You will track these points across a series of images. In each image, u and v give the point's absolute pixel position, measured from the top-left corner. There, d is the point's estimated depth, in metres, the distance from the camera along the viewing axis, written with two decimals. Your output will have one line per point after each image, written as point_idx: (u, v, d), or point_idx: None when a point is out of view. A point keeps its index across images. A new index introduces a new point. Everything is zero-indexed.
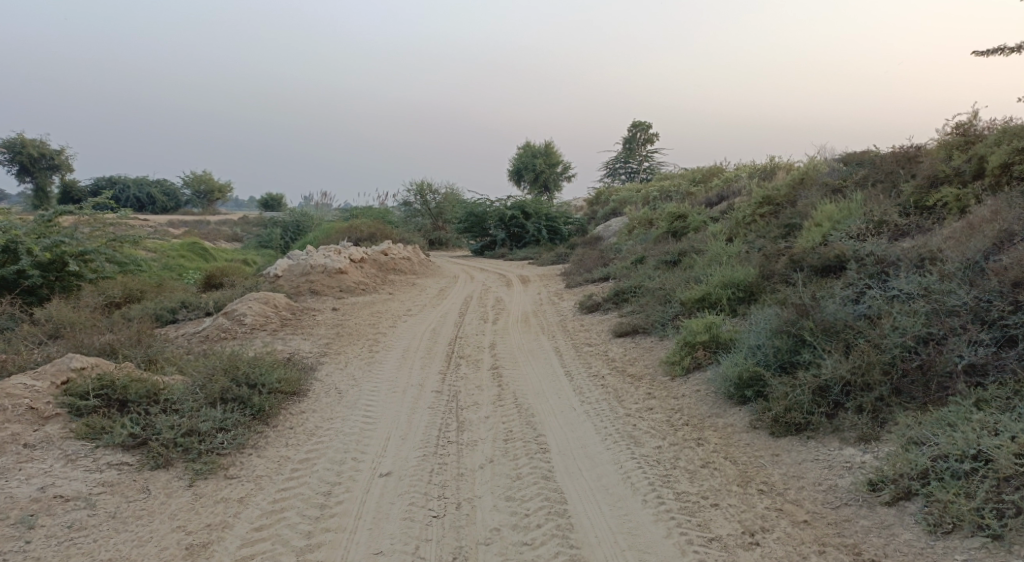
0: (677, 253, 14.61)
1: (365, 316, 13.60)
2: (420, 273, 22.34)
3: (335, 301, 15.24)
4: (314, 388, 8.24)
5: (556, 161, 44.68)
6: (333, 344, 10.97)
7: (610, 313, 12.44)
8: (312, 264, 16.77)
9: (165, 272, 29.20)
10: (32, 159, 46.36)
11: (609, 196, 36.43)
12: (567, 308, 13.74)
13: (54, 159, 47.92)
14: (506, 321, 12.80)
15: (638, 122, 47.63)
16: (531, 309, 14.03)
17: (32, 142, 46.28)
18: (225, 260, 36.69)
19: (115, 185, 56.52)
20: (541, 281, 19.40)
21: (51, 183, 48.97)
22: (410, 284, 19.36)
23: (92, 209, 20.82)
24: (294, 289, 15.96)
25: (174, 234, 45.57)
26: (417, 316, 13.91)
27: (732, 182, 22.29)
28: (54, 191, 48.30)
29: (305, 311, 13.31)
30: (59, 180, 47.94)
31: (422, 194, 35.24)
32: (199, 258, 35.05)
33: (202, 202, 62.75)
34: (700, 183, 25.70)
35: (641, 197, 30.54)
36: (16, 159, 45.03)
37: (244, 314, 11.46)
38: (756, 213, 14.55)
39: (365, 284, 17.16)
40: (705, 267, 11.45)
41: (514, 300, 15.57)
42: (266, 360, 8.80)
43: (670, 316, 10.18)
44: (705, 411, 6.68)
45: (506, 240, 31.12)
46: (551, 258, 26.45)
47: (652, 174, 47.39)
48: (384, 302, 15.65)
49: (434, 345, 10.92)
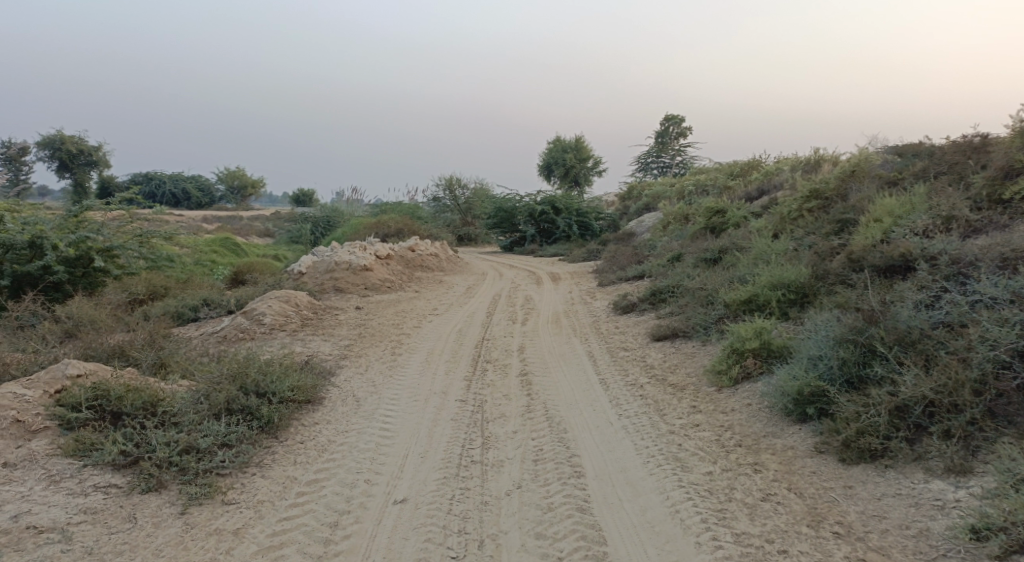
0: (718, 251, 13.85)
1: (389, 315, 13.04)
2: (448, 270, 21.79)
3: (359, 300, 14.71)
4: (331, 396, 7.66)
5: (587, 155, 43.87)
6: (355, 346, 10.42)
7: (646, 314, 11.75)
8: (337, 260, 16.28)
9: (194, 267, 29.05)
10: (71, 155, 46.82)
11: (642, 191, 35.55)
12: (601, 308, 13.08)
13: (91, 155, 48.34)
14: (537, 321, 12.18)
15: (671, 115, 46.60)
16: (562, 309, 13.39)
17: (69, 138, 46.67)
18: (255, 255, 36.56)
19: (149, 180, 56.91)
20: (573, 279, 18.74)
21: (88, 179, 49.40)
22: (437, 282, 18.80)
23: (119, 205, 20.58)
24: (318, 288, 15.47)
25: (206, 229, 45.66)
26: (444, 316, 13.32)
27: (773, 176, 21.41)
28: (91, 186, 48.68)
29: (328, 310, 12.78)
30: (96, 176, 48.30)
31: (452, 188, 34.72)
32: (229, 253, 34.95)
33: (234, 198, 63.01)
34: (737, 178, 24.78)
35: (675, 191, 29.70)
36: (54, 155, 45.50)
37: (263, 314, 10.95)
38: (802, 208, 13.73)
39: (391, 282, 16.64)
40: (750, 265, 10.71)
41: (545, 299, 14.94)
42: (281, 364, 8.26)
43: (713, 319, 9.48)
44: (758, 430, 5.99)
45: (536, 236, 30.47)
46: (582, 254, 25.76)
47: (685, 168, 46.34)
48: (410, 301, 15.08)
49: (460, 347, 10.32)
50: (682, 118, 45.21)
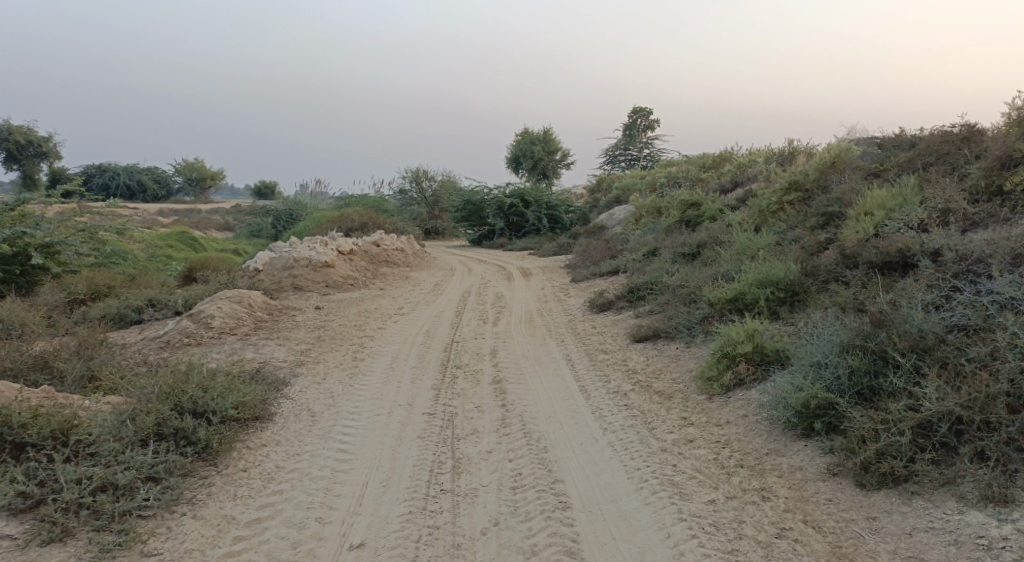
0: (695, 246, 13.30)
1: (351, 316, 12.24)
2: (415, 265, 21.02)
3: (319, 299, 13.88)
4: (281, 411, 6.87)
5: (555, 148, 43.24)
6: (313, 351, 9.65)
7: (625, 313, 11.13)
8: (296, 256, 15.42)
9: (148, 263, 27.87)
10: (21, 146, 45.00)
11: (611, 184, 35.01)
12: (575, 306, 12.45)
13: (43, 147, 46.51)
14: (508, 321, 11.52)
15: (638, 107, 46.12)
16: (534, 307, 12.74)
17: (19, 129, 44.84)
18: (215, 250, 35.35)
19: (105, 173, 55.02)
20: (544, 274, 18.11)
21: (40, 171, 47.53)
22: (402, 279, 18.00)
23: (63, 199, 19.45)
24: (275, 287, 14.60)
25: (164, 224, 44.18)
26: (410, 315, 12.58)
27: (746, 168, 20.99)
28: (43, 180, 46.83)
29: (285, 311, 11.96)
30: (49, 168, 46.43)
31: (418, 181, 33.86)
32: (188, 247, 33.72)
33: (194, 191, 61.29)
34: (709, 170, 24.31)
35: (645, 184, 29.21)
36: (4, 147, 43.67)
37: (212, 317, 10.12)
38: (782, 201, 13.23)
39: (354, 279, 15.83)
40: (733, 261, 10.14)
41: (516, 297, 14.25)
42: (225, 376, 7.48)
43: (698, 319, 8.89)
44: (759, 446, 5.38)
45: (504, 230, 29.79)
46: (552, 248, 25.15)
47: (653, 161, 45.93)
48: (374, 300, 14.29)
49: (427, 351, 9.61)
50: (650, 110, 44.83)
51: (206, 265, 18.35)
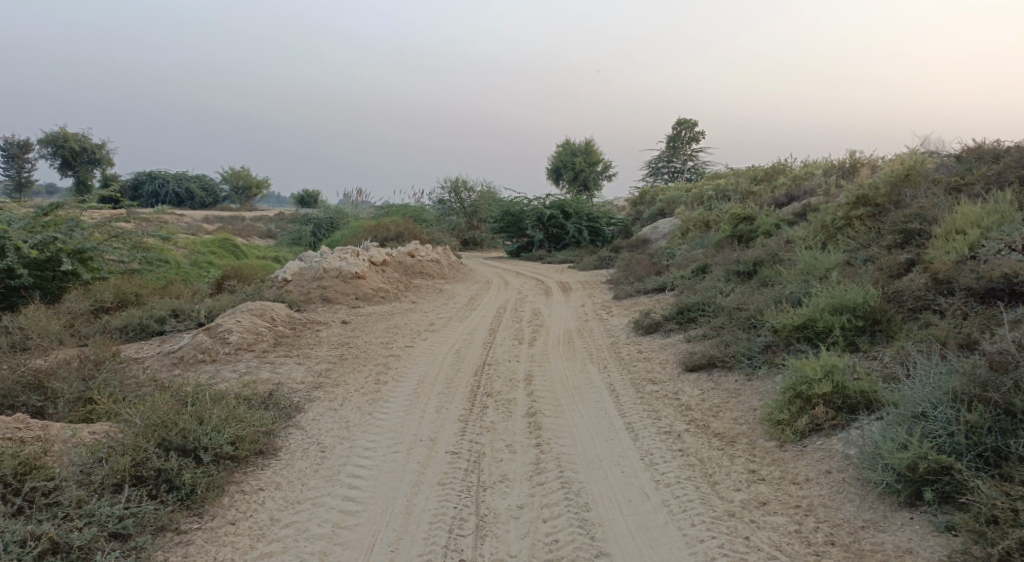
0: (751, 263, 12.30)
1: (379, 331, 11.48)
2: (450, 277, 20.28)
3: (347, 312, 13.19)
4: (287, 446, 6.09)
5: (597, 160, 42.34)
6: (334, 371, 8.90)
7: (674, 336, 10.19)
8: (326, 267, 14.76)
9: (186, 269, 27.67)
10: (73, 152, 45.71)
11: (655, 197, 33.96)
12: (619, 326, 11.55)
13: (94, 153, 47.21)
14: (546, 342, 10.66)
15: (683, 119, 45.01)
16: (574, 326, 11.87)
17: (73, 135, 45.59)
18: (254, 256, 35.18)
19: (152, 179, 55.66)
20: (585, 289, 17.22)
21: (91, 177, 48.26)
22: (437, 291, 17.25)
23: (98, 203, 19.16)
24: (303, 298, 13.95)
25: (206, 230, 44.35)
26: (442, 332, 11.79)
27: (801, 182, 19.86)
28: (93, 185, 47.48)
29: (309, 325, 11.26)
30: (99, 174, 47.08)
31: (458, 191, 33.25)
32: (228, 253, 33.61)
33: (238, 198, 61.74)
34: (760, 183, 23.19)
35: (691, 196, 28.13)
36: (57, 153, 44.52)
37: (229, 331, 9.43)
38: (848, 216, 12.16)
39: (386, 291, 15.12)
40: (797, 282, 9.16)
41: (555, 314, 13.39)
42: (230, 400, 6.73)
43: (759, 347, 7.94)
44: (851, 515, 4.58)
45: (544, 242, 28.95)
46: (593, 261, 24.24)
47: (697, 174, 44.72)
48: (405, 314, 13.54)
49: (457, 374, 8.81)
50: (694, 122, 43.69)
51: (238, 273, 17.86)
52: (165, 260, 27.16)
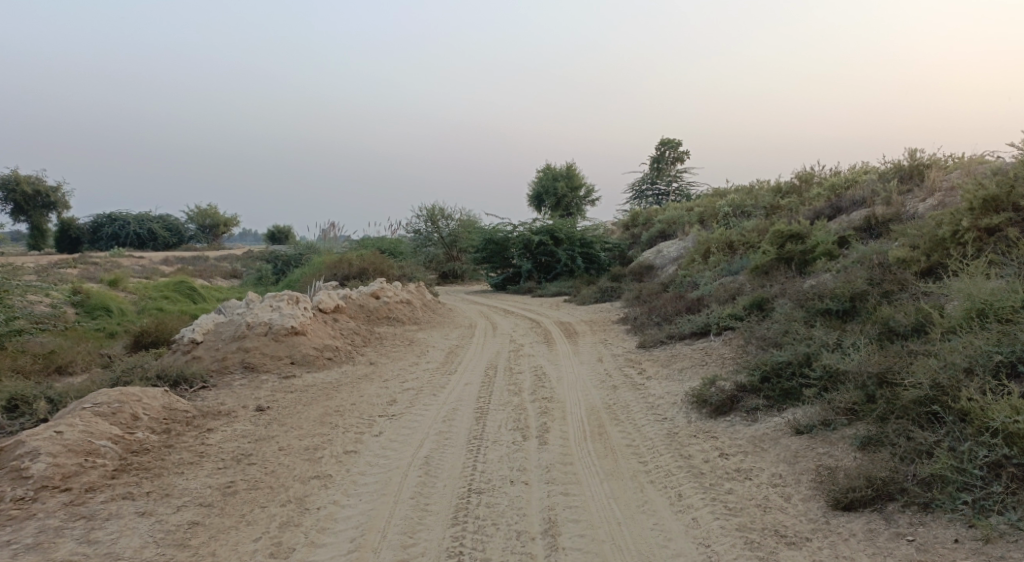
0: (845, 296, 8.66)
1: (309, 420, 7.61)
2: (425, 321, 16.48)
3: (272, 390, 9.34)
4: None
5: (579, 183, 38.86)
6: (203, 528, 5.06)
7: (769, 425, 6.50)
8: (249, 322, 10.86)
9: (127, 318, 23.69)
10: (27, 196, 41.82)
11: (650, 218, 30.41)
12: (669, 398, 7.83)
13: (50, 195, 43.27)
14: (566, 434, 6.93)
15: (667, 139, 41.69)
16: (601, 399, 8.15)
17: (25, 178, 41.52)
18: (213, 298, 31.17)
19: (111, 219, 51.50)
20: (596, 333, 13.54)
21: (47, 220, 44.42)
22: (407, 343, 13.41)
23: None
24: (215, 368, 10.06)
25: (164, 272, 40.36)
26: (404, 417, 7.96)
27: (845, 192, 16.40)
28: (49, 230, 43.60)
29: (198, 418, 7.39)
30: (53, 219, 43.12)
31: (433, 219, 29.55)
32: (184, 296, 29.58)
33: (205, 237, 57.66)
34: (786, 197, 19.67)
35: (696, 215, 24.60)
36: (8, 196, 40.65)
37: (31, 459, 5.62)
38: (979, 225, 8.52)
39: (334, 350, 11.25)
40: (987, 334, 5.54)
41: (567, 377, 9.61)
42: None
43: (979, 471, 4.41)
44: None
45: (532, 273, 25.27)
46: (593, 293, 20.62)
47: (684, 195, 41.36)
48: (355, 385, 9.66)
49: (424, 527, 5.04)
50: (679, 140, 40.43)
51: (152, 327, 13.82)
52: (105, 309, 23.18)
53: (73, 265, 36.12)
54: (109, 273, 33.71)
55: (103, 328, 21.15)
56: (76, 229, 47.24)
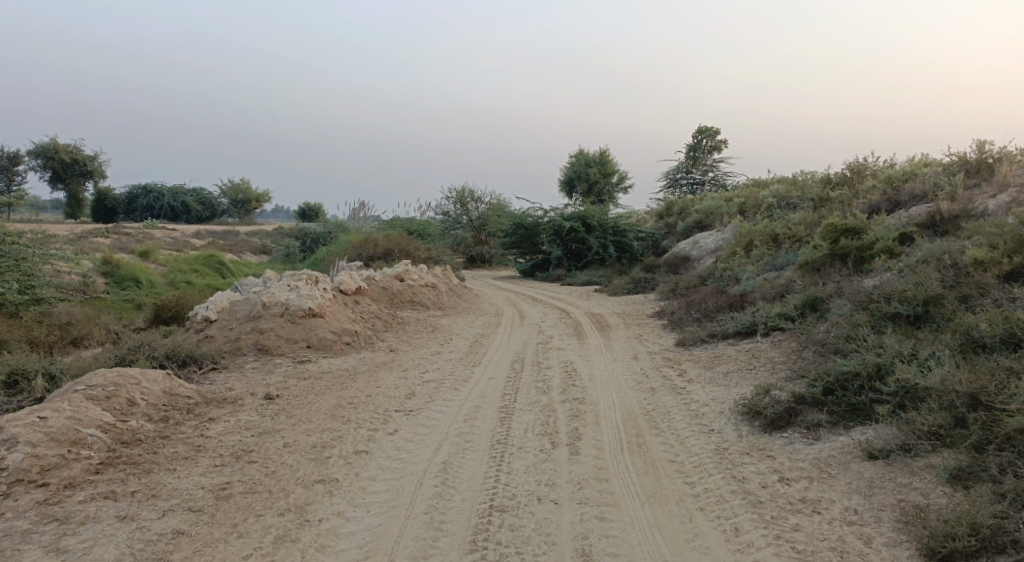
0: (916, 301, 7.84)
1: (320, 413, 7.00)
2: (451, 306, 15.85)
3: (285, 377, 8.77)
4: None
5: (612, 170, 37.88)
6: (185, 540, 4.53)
7: (834, 446, 5.76)
8: (264, 301, 10.27)
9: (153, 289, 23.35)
10: (64, 164, 41.87)
11: (686, 208, 29.42)
12: (716, 405, 7.09)
13: (86, 164, 43.31)
14: (602, 443, 6.24)
15: (704, 127, 40.51)
16: (640, 403, 7.44)
17: (63, 147, 41.60)
18: (241, 273, 30.81)
19: (145, 190, 51.54)
20: (631, 327, 12.80)
21: (83, 189, 44.55)
22: (430, 329, 12.78)
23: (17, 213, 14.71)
24: (227, 350, 9.52)
25: (193, 245, 40.22)
26: (424, 413, 7.31)
27: (901, 187, 15.41)
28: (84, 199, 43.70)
29: (201, 405, 6.80)
30: (89, 188, 43.22)
31: (463, 201, 28.86)
32: (211, 270, 29.24)
33: (236, 211, 57.62)
34: (835, 190, 18.67)
35: (735, 206, 23.61)
36: (45, 164, 40.72)
37: (9, 449, 5.04)
38: None
39: (354, 334, 10.64)
40: None
41: (600, 375, 8.89)
42: None
43: None
44: None
45: (562, 260, 24.51)
46: (626, 283, 19.83)
47: (719, 185, 40.16)
48: (374, 373, 9.04)
49: (438, 553, 4.49)
50: (716, 129, 39.22)
51: (172, 301, 13.32)
52: (133, 281, 22.83)
53: (104, 235, 36.01)
54: (139, 244, 33.51)
55: (129, 299, 20.80)
56: (110, 198, 47.27)
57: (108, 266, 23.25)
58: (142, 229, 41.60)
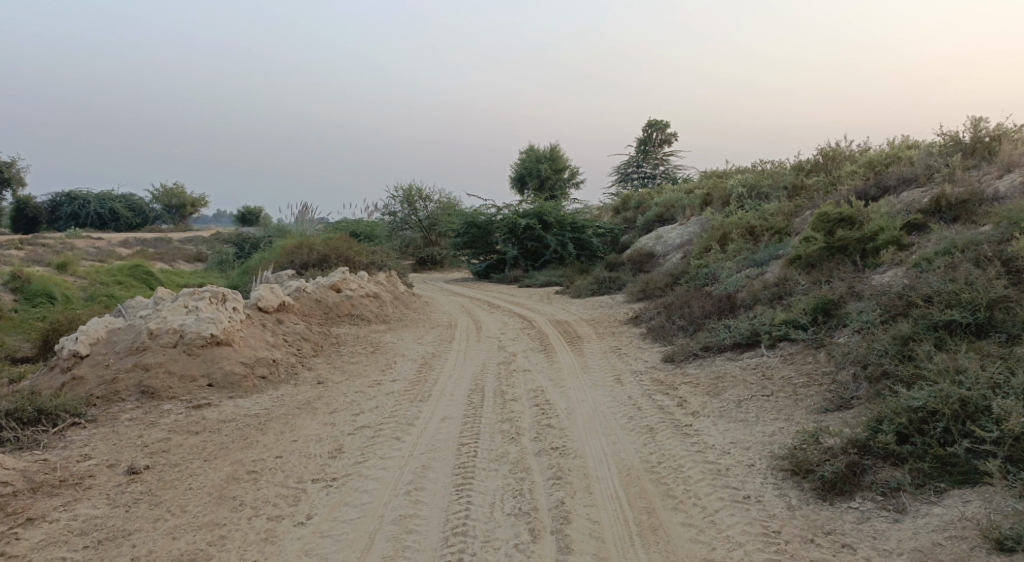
0: (975, 305, 6.16)
1: (200, 495, 5.01)
2: (396, 318, 13.85)
3: (168, 431, 6.70)
4: None
5: (563, 166, 36.17)
6: None
7: (931, 527, 4.09)
8: (151, 328, 8.14)
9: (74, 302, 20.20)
10: None
11: (644, 201, 27.84)
12: (742, 455, 5.31)
13: (6, 173, 39.95)
14: (596, 530, 4.45)
15: (655, 120, 39.08)
16: (640, 455, 5.60)
17: None
18: (171, 283, 28.13)
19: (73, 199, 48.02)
20: (605, 338, 11.02)
21: (2, 199, 41.18)
22: (367, 348, 10.77)
23: None
24: (100, 395, 7.45)
25: (122, 255, 37.30)
26: (350, 483, 5.34)
27: (888, 170, 13.94)
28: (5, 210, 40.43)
29: (21, 498, 4.81)
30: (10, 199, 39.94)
31: (410, 201, 26.79)
32: (138, 280, 26.46)
33: (171, 218, 54.27)
34: (810, 176, 17.21)
35: (699, 198, 22.06)
36: None
37: None
38: None
39: (271, 365, 8.59)
40: None
41: (580, 409, 7.04)
42: None
43: None
44: None
45: (518, 260, 22.69)
46: (590, 283, 18.10)
47: (671, 179, 38.77)
48: (288, 419, 7.02)
49: None
50: (667, 122, 37.82)
51: (63, 322, 10.78)
52: (49, 296, 19.52)
53: (17, 247, 32.72)
54: (57, 256, 30.49)
55: (40, 317, 17.98)
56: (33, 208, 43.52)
57: (18, 282, 19.98)
58: (68, 242, 38.49)
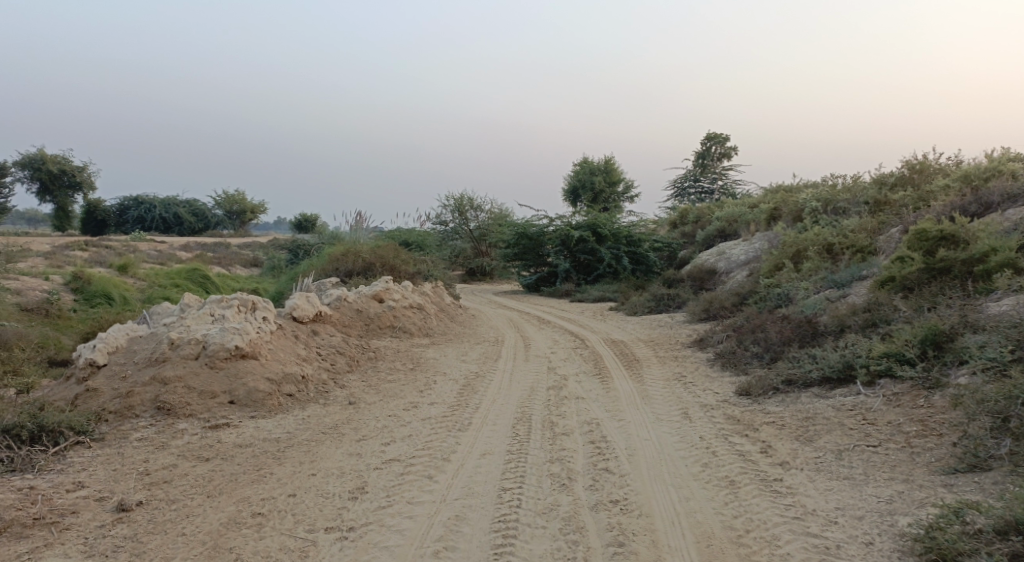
0: None
1: (192, 547, 4.29)
2: (441, 332, 13.01)
3: (177, 455, 5.93)
4: None
5: (618, 179, 35.12)
6: None
7: None
8: (171, 337, 7.44)
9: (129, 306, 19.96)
10: (53, 176, 39.31)
11: (704, 216, 26.57)
12: (859, 529, 4.32)
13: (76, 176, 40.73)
14: None
15: (714, 133, 37.74)
16: (721, 518, 4.59)
17: (52, 157, 39.10)
18: (226, 289, 27.96)
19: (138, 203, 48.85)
20: (669, 363, 9.95)
21: (72, 202, 42.02)
22: (409, 365, 9.96)
23: None
24: (112, 410, 6.75)
25: (180, 259, 37.54)
26: (371, 535, 4.49)
27: (987, 184, 12.56)
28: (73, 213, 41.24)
29: None
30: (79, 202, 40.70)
31: (462, 210, 26.07)
32: (194, 284, 26.28)
33: (231, 223, 54.85)
34: (893, 191, 15.83)
35: (765, 212, 20.73)
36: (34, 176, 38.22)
37: None
38: None
39: (300, 382, 7.81)
40: None
41: (644, 450, 6.04)
42: None
43: None
44: None
45: (570, 273, 21.70)
46: (647, 300, 17.00)
47: (729, 195, 37.31)
48: (311, 446, 6.21)
49: None
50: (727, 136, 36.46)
51: (95, 325, 10.23)
52: (106, 297, 19.24)
53: (82, 248, 33.12)
54: (117, 258, 30.66)
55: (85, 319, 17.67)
56: (100, 210, 44.32)
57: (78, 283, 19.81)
58: (129, 245, 38.96)
